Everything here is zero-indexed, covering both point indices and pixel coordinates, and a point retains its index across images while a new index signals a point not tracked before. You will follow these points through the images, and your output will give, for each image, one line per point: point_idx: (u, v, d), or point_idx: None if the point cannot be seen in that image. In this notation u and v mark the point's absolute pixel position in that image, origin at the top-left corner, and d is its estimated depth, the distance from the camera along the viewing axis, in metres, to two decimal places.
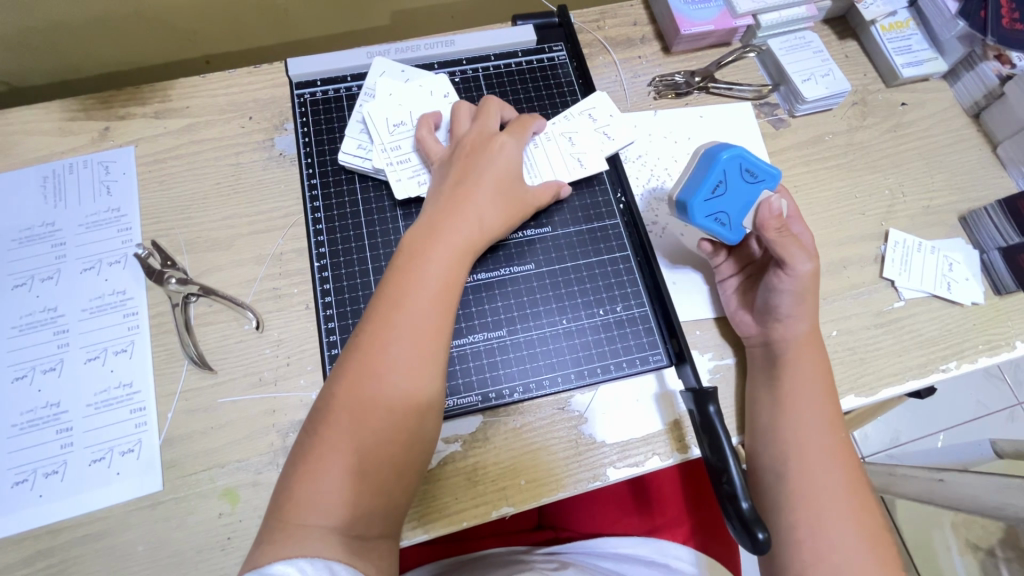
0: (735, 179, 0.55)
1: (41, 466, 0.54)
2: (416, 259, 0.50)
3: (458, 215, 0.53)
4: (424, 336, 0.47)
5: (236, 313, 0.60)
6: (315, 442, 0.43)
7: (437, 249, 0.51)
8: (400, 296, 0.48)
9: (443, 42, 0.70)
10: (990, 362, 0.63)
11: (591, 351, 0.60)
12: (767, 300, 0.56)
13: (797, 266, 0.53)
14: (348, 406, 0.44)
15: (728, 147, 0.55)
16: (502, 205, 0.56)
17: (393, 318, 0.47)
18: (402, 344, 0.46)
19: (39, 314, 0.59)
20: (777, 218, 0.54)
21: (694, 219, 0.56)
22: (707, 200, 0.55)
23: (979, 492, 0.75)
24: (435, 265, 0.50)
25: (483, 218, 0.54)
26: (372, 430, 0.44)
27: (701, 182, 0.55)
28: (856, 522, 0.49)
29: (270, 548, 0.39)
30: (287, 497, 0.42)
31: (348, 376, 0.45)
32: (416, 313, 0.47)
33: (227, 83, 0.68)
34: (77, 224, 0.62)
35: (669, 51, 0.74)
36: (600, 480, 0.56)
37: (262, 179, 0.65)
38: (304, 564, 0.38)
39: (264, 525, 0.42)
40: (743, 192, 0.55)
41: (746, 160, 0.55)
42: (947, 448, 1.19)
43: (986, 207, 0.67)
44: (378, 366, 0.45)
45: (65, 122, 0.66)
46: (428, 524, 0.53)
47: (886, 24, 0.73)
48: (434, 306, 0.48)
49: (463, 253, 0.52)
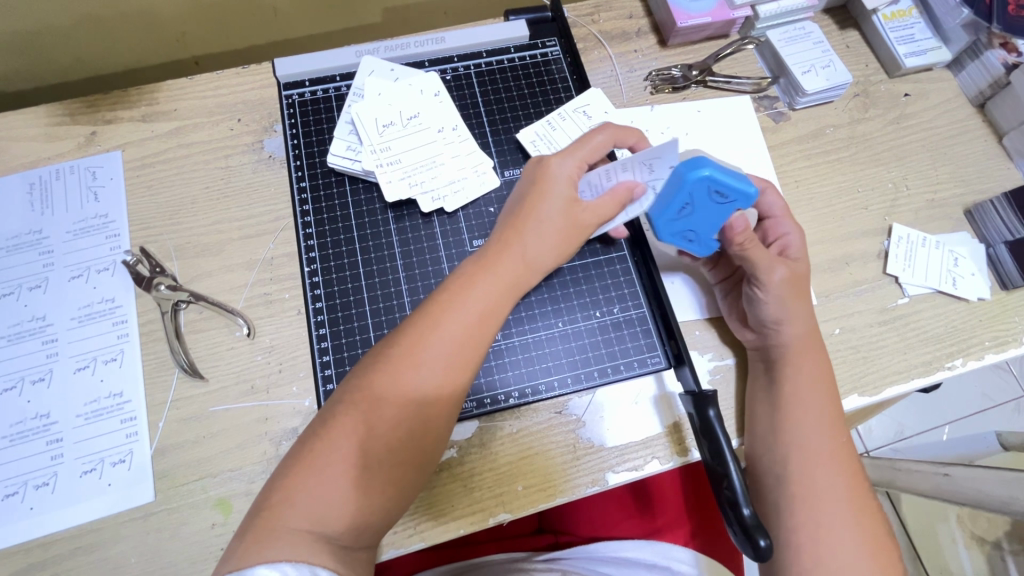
0: (701, 200, 0.51)
1: (31, 478, 0.54)
2: (458, 284, 0.49)
3: (507, 246, 0.51)
4: (455, 367, 0.46)
5: (226, 320, 0.59)
6: (318, 444, 0.42)
7: (481, 278, 0.49)
8: (441, 320, 0.47)
9: (433, 39, 0.69)
10: (997, 358, 0.61)
11: (589, 354, 0.59)
12: (752, 312, 0.56)
13: (765, 276, 0.53)
14: (362, 414, 0.43)
15: (697, 167, 0.50)
16: (558, 236, 0.52)
17: (427, 339, 0.46)
18: (432, 367, 0.45)
19: (28, 323, 0.58)
20: (743, 233, 0.53)
21: (661, 236, 0.56)
22: (673, 220, 0.54)
23: (985, 489, 0.73)
24: (475, 295, 0.48)
25: (536, 250, 0.52)
26: (382, 444, 0.43)
27: (667, 204, 0.53)
28: (859, 526, 0.48)
29: (249, 549, 0.38)
30: (276, 497, 0.41)
31: (372, 385, 0.44)
32: (451, 334, 0.46)
33: (215, 85, 0.67)
34: (65, 231, 0.61)
35: (665, 44, 0.72)
36: (599, 485, 0.55)
37: (251, 181, 0.64)
38: (288, 567, 0.37)
39: (243, 527, 0.41)
40: (713, 212, 0.52)
41: (717, 181, 0.50)
42: (952, 441, 1.18)
43: (992, 199, 0.65)
44: (404, 383, 0.44)
45: (51, 128, 0.65)
46: (425, 532, 0.53)
47: (888, 13, 0.71)
48: (470, 331, 0.47)
49: (507, 287, 0.50)
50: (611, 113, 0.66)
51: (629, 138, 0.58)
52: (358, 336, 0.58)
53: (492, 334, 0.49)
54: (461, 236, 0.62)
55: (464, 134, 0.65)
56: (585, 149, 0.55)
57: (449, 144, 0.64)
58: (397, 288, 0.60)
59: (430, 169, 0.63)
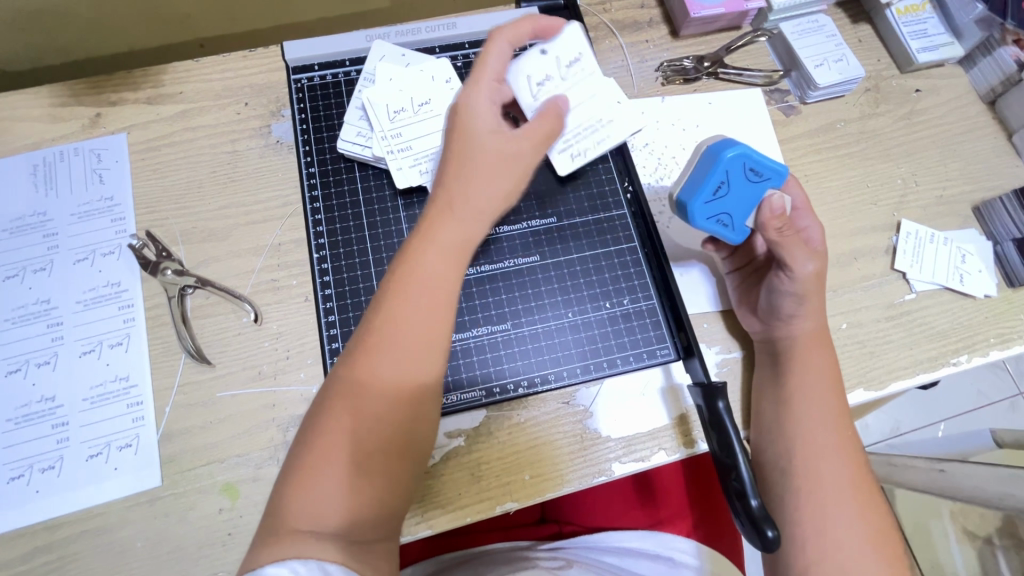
0: (736, 179, 0.52)
1: (37, 461, 0.53)
2: (403, 259, 0.46)
3: (449, 203, 0.48)
4: (421, 343, 0.45)
5: (233, 305, 0.58)
6: (309, 453, 0.42)
7: (424, 246, 0.46)
8: (396, 300, 0.45)
9: (445, 24, 0.68)
10: (1002, 355, 0.62)
11: (598, 344, 0.59)
12: (770, 300, 0.55)
13: (798, 266, 0.52)
14: (339, 413, 0.43)
15: (731, 146, 0.52)
16: (504, 179, 0.49)
17: (386, 323, 0.44)
18: (392, 349, 0.44)
19: (33, 306, 0.57)
20: (780, 218, 0.52)
21: (694, 220, 0.55)
22: (708, 203, 0.53)
23: (980, 484, 0.75)
24: (422, 263, 0.46)
25: (482, 202, 0.48)
26: (366, 437, 0.42)
27: (703, 182, 0.53)
28: (867, 520, 0.49)
29: (263, 553, 0.38)
30: (281, 505, 0.41)
31: (344, 382, 0.44)
32: (407, 311, 0.44)
33: (222, 68, 0.66)
34: (69, 214, 0.61)
35: (677, 35, 0.72)
36: (606, 475, 0.55)
37: (258, 167, 0.63)
38: (297, 565, 0.37)
39: (257, 531, 0.41)
40: (745, 191, 0.53)
41: (751, 159, 0.52)
42: (947, 438, 1.19)
43: (1000, 197, 0.65)
44: (372, 372, 0.43)
45: (54, 109, 0.64)
46: (432, 519, 0.53)
47: (902, 7, 0.71)
48: (429, 304, 0.45)
49: (454, 247, 0.47)
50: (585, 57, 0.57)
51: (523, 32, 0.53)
52: None
53: (454, 295, 0.46)
54: None
55: None
56: (484, 76, 0.51)
57: None
58: None
59: (441, 157, 0.62)
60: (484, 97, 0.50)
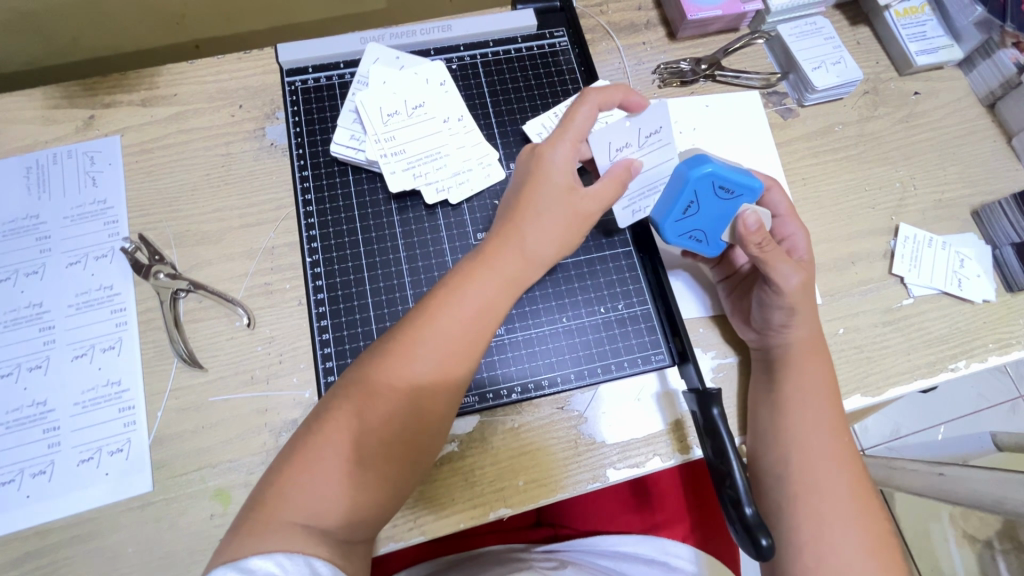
0: (706, 196, 0.52)
1: (28, 465, 0.53)
2: (457, 279, 0.48)
3: (507, 236, 0.50)
4: (452, 360, 0.45)
5: (226, 309, 0.58)
6: (313, 437, 0.42)
7: (480, 273, 0.48)
8: (442, 311, 0.46)
9: (439, 27, 0.68)
10: (1000, 361, 0.61)
11: (593, 349, 0.59)
12: (761, 313, 0.55)
13: (782, 281, 0.51)
14: (354, 408, 0.43)
15: (699, 164, 0.51)
16: (563, 230, 0.50)
17: (422, 333, 0.45)
18: (425, 361, 0.44)
19: (25, 309, 0.57)
20: (758, 232, 0.51)
21: (667, 238, 0.56)
22: (679, 221, 0.54)
23: (979, 489, 0.74)
24: (473, 290, 0.47)
25: (536, 244, 0.50)
26: (374, 437, 0.42)
27: (672, 201, 0.53)
28: (863, 528, 0.48)
29: (247, 542, 0.38)
30: (273, 490, 0.41)
31: (367, 379, 0.43)
32: (449, 330, 0.45)
33: (216, 70, 0.66)
34: (62, 216, 0.60)
35: (674, 37, 0.71)
36: (600, 481, 0.55)
37: (252, 170, 0.63)
38: (283, 558, 0.36)
39: (239, 520, 0.40)
40: (717, 207, 0.53)
41: (719, 176, 0.51)
42: (947, 441, 1.19)
43: (1000, 200, 0.65)
44: (399, 376, 0.44)
45: (47, 111, 0.63)
46: (425, 525, 0.52)
47: (901, 9, 0.70)
48: (470, 325, 0.46)
49: (504, 282, 0.48)
50: (666, 129, 0.52)
51: (613, 97, 0.53)
52: (360, 328, 0.58)
53: (490, 330, 0.47)
54: (466, 228, 0.62)
55: (470, 125, 0.64)
56: (573, 127, 0.51)
57: (454, 135, 0.63)
58: (400, 279, 0.59)
59: (435, 161, 0.62)
60: (564, 146, 0.51)
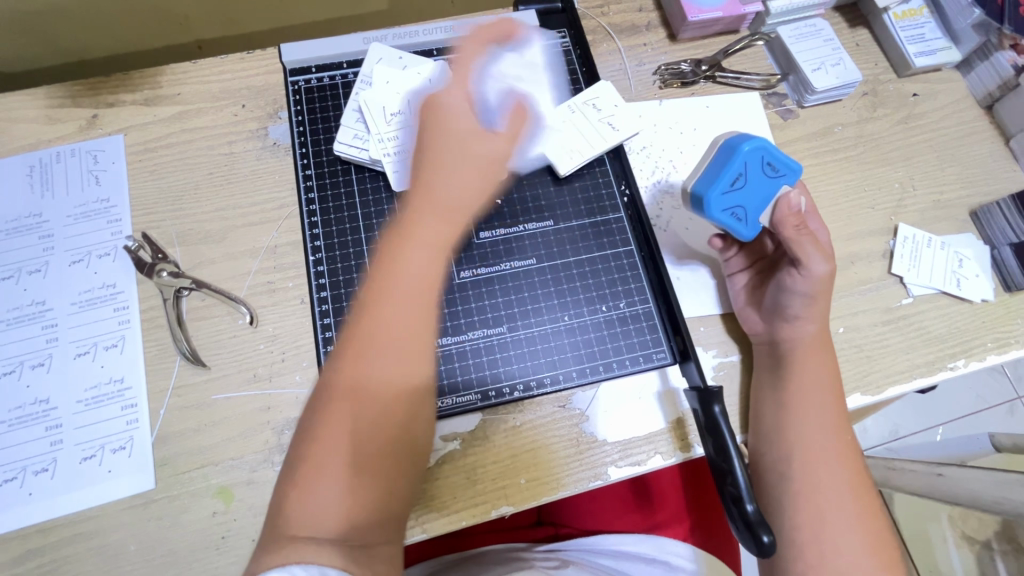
0: (755, 172, 0.53)
1: (31, 463, 0.53)
2: (388, 262, 0.47)
3: (422, 204, 0.49)
4: (405, 339, 0.45)
5: (228, 307, 0.58)
6: (304, 460, 0.42)
7: (408, 244, 0.47)
8: (383, 293, 0.45)
9: (442, 27, 0.68)
10: (998, 360, 0.62)
11: (595, 348, 0.59)
12: (777, 297, 0.55)
13: (814, 265, 0.53)
14: (330, 422, 0.43)
15: (751, 138, 0.53)
16: (476, 173, 0.51)
17: (367, 327, 0.44)
18: (380, 350, 0.44)
19: (28, 307, 0.57)
20: (796, 217, 0.54)
21: (709, 212, 0.54)
22: (724, 194, 0.54)
23: (978, 489, 0.74)
24: (406, 265, 0.46)
25: (458, 191, 0.50)
26: (358, 437, 0.42)
27: (721, 173, 0.53)
28: (863, 526, 0.49)
29: (266, 559, 0.38)
30: (282, 514, 0.41)
31: (332, 389, 0.44)
32: (391, 312, 0.45)
33: (219, 70, 0.66)
34: (65, 215, 0.61)
35: (675, 39, 0.72)
36: (601, 479, 0.55)
37: (255, 169, 0.63)
38: (298, 570, 0.36)
39: (260, 545, 0.40)
40: (762, 187, 0.54)
41: (770, 152, 0.53)
42: (945, 442, 1.19)
43: (998, 201, 0.65)
44: (358, 371, 0.44)
45: (51, 110, 0.64)
46: (427, 523, 0.53)
47: (899, 12, 0.71)
48: (412, 299, 0.46)
49: (438, 243, 0.48)
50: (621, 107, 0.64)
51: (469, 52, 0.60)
52: None
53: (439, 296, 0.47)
54: (468, 227, 0.62)
55: None
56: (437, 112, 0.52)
57: None
58: None
59: None
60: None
